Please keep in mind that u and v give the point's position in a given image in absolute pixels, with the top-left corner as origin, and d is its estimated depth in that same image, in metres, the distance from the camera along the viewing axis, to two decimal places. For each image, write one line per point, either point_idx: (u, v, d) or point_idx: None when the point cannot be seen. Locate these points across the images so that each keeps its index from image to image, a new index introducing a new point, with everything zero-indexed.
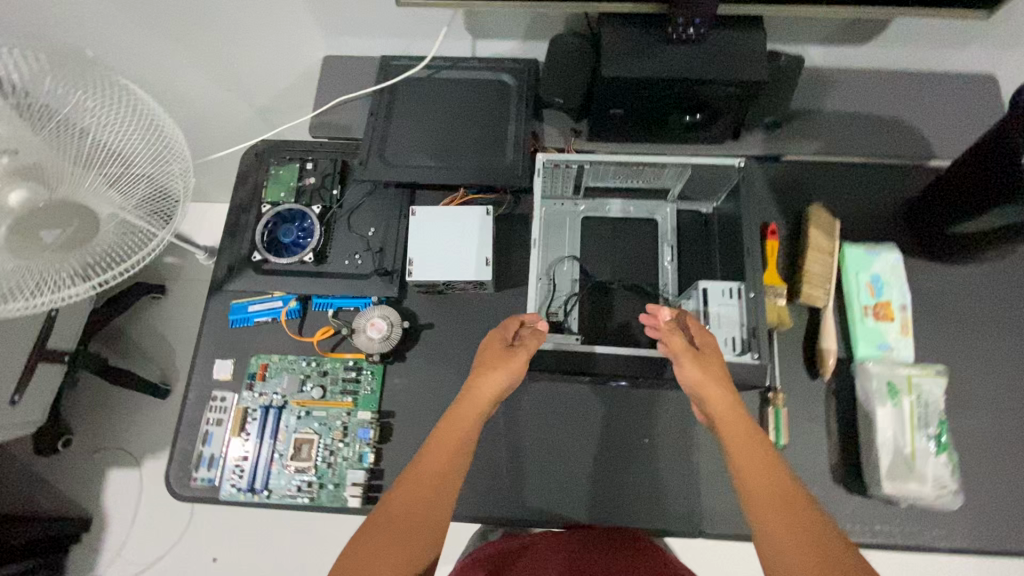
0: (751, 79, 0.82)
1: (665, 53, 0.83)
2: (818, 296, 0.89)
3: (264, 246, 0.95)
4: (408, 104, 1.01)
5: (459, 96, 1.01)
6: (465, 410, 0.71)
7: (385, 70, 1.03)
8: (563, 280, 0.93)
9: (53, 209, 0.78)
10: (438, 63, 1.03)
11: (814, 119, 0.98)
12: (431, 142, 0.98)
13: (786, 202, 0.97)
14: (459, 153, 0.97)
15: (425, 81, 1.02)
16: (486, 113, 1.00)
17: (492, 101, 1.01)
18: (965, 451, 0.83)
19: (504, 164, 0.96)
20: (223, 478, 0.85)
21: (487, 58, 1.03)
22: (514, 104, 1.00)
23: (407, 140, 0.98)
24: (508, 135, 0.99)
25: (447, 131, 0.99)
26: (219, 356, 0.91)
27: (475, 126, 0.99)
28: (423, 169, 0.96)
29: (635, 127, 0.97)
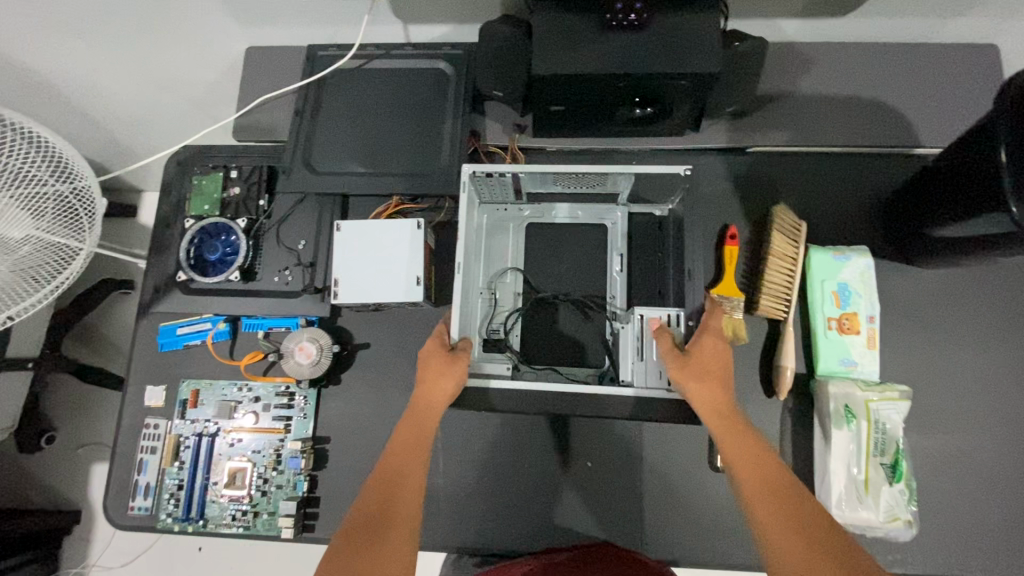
0: (703, 71, 0.72)
1: (604, 43, 0.73)
2: (778, 308, 0.82)
3: (189, 264, 0.90)
4: (336, 102, 0.92)
5: (391, 90, 0.92)
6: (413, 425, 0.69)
7: (310, 62, 0.93)
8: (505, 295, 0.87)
9: None
10: (368, 52, 0.93)
11: (787, 104, 0.87)
12: (360, 144, 0.90)
13: (749, 201, 0.89)
14: (390, 157, 0.89)
15: (353, 73, 0.93)
16: (420, 109, 0.91)
17: (427, 93, 0.92)
18: (926, 472, 0.78)
19: (439, 168, 0.88)
20: (159, 507, 0.84)
21: (420, 44, 0.92)
22: (450, 97, 0.91)
23: (334, 143, 0.90)
24: (444, 134, 0.90)
25: (378, 130, 0.90)
26: (150, 382, 0.89)
27: (409, 124, 0.91)
28: (352, 176, 0.88)
29: (581, 123, 0.87)
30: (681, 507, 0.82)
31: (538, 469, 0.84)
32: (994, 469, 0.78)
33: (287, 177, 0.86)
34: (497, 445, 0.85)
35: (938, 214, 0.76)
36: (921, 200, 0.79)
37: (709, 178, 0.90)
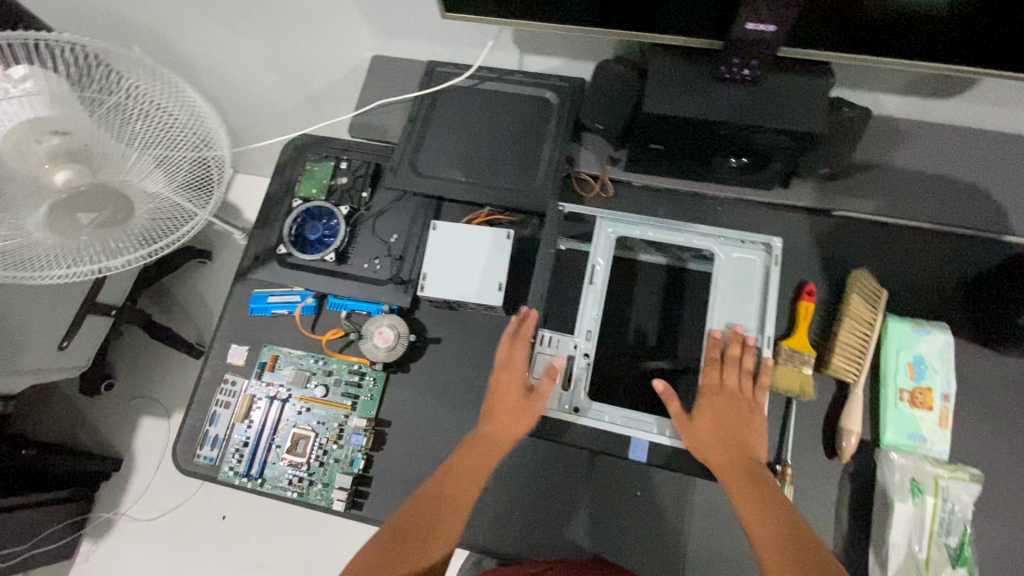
0: (805, 130, 0.76)
1: (716, 93, 0.78)
2: (850, 370, 0.82)
3: (290, 239, 0.97)
4: (446, 113, 0.99)
5: (498, 110, 0.99)
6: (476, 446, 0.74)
7: (428, 74, 1.02)
8: (584, 297, 0.76)
9: (94, 195, 0.78)
10: (481, 73, 1.01)
11: (877, 175, 0.90)
12: (464, 155, 0.96)
13: (829, 262, 0.90)
14: (489, 171, 0.95)
15: (467, 90, 1.00)
16: (523, 131, 0.97)
17: (532, 118, 0.98)
18: (988, 564, 0.75)
19: (534, 187, 0.93)
20: (223, 459, 0.89)
21: (530, 73, 1.00)
22: (553, 124, 0.97)
23: (441, 151, 0.97)
24: (542, 156, 0.95)
25: (483, 145, 0.97)
26: (235, 342, 0.95)
27: (511, 143, 0.97)
28: (452, 184, 0.94)
29: (674, 164, 0.92)
30: (725, 553, 0.81)
31: (585, 491, 0.85)
32: None
33: (395, 173, 0.93)
34: (549, 461, 0.87)
35: None
36: None
37: (792, 235, 0.92)
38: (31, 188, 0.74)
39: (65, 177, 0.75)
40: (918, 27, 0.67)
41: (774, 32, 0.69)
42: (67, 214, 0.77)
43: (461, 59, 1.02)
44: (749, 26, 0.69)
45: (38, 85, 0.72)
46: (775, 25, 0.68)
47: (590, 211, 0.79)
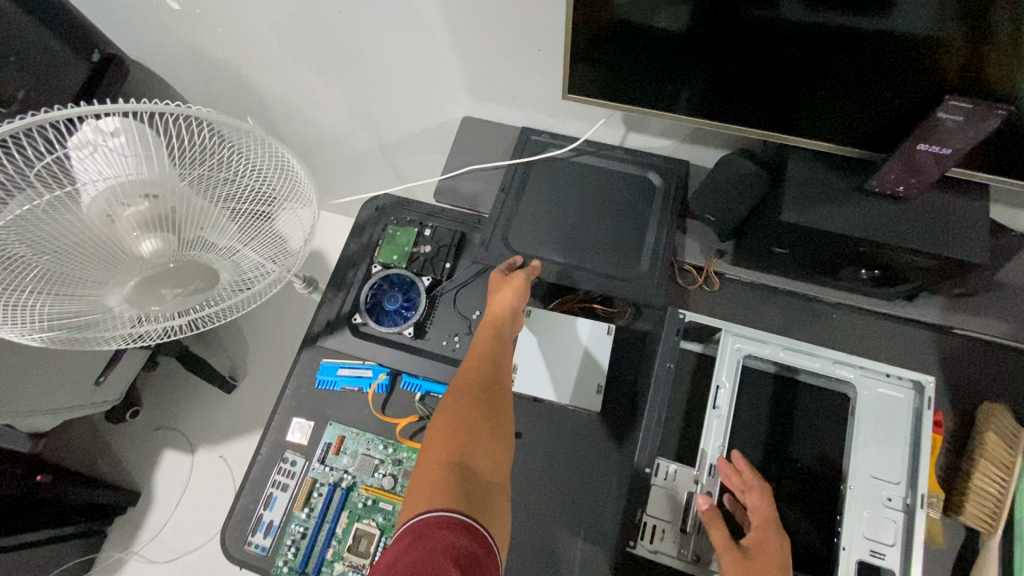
0: (962, 259, 0.68)
1: (861, 206, 0.72)
2: (988, 520, 0.74)
3: (367, 307, 0.91)
4: (542, 187, 0.93)
5: (597, 189, 0.92)
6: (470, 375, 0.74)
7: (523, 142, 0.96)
8: (708, 424, 0.71)
9: (177, 272, 0.72)
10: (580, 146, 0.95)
11: (1010, 298, 0.83)
12: (560, 234, 0.89)
13: (956, 388, 0.82)
14: (588, 253, 0.88)
15: (564, 164, 0.94)
16: (623, 214, 0.90)
17: (633, 201, 0.91)
18: None
19: (638, 276, 0.86)
20: (277, 550, 0.81)
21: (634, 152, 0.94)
22: (658, 210, 0.90)
23: (535, 228, 0.90)
24: (645, 242, 0.88)
25: (580, 225, 0.90)
26: (298, 415, 0.88)
27: (610, 225, 0.90)
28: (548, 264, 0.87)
29: (789, 268, 0.85)
30: None
31: None
32: None
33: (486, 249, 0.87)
34: None
35: None
36: None
37: (913, 352, 0.85)
38: (118, 254, 0.66)
39: (153, 246, 0.66)
40: None
41: (945, 155, 0.63)
42: (150, 288, 0.71)
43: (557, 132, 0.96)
44: (921, 147, 0.63)
45: (131, 144, 0.62)
46: (946, 148, 0.63)
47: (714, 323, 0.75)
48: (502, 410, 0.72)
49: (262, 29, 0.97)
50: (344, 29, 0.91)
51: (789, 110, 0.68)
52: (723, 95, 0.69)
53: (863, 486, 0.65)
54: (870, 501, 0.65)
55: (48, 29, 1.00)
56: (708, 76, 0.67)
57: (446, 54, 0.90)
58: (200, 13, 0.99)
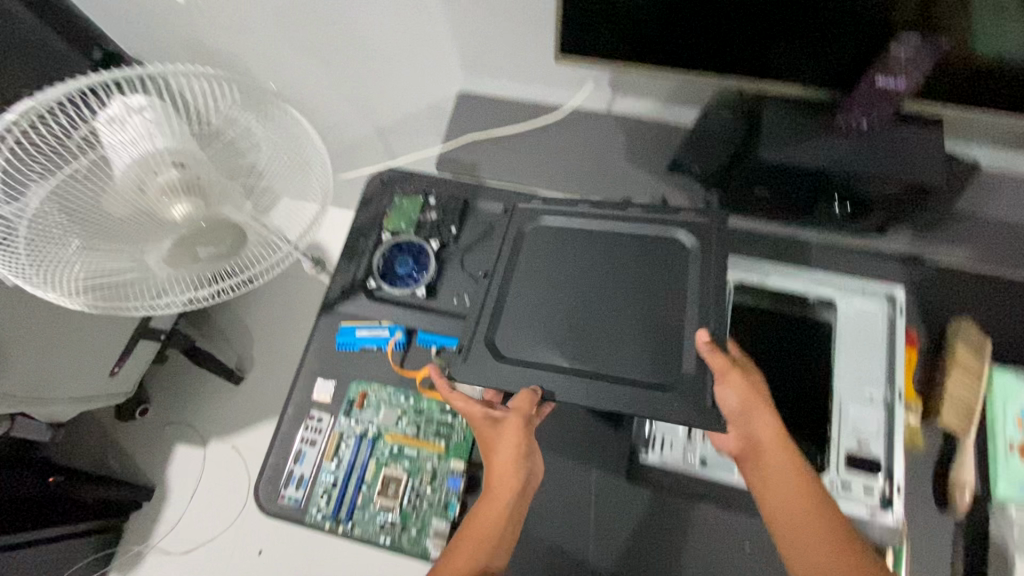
0: (926, 184, 0.76)
1: (830, 143, 0.80)
2: (959, 422, 0.82)
3: (380, 273, 0.96)
4: (552, 259, 0.84)
5: (608, 240, 0.84)
6: (483, 519, 0.72)
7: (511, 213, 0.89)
8: None
9: (207, 232, 0.74)
10: (565, 208, 0.88)
11: (970, 226, 0.91)
12: (571, 323, 0.79)
13: (926, 310, 0.90)
14: (615, 347, 0.77)
15: (558, 222, 0.87)
16: (653, 272, 0.81)
17: (662, 238, 0.82)
18: None
19: (662, 387, 0.73)
20: (310, 501, 0.85)
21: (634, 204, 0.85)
22: (696, 243, 0.81)
23: (545, 303, 0.81)
24: (687, 296, 0.78)
25: (601, 281, 0.81)
26: (321, 377, 0.92)
27: (636, 275, 0.81)
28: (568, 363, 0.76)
29: (772, 211, 0.93)
30: None
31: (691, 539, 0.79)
32: None
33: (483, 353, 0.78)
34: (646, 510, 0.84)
35: None
36: None
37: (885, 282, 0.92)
38: (149, 217, 0.70)
39: (183, 210, 0.70)
40: None
41: (899, 88, 0.71)
42: (184, 248, 0.74)
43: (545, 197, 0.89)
44: (878, 83, 0.72)
45: (157, 114, 0.69)
46: (898, 81, 0.71)
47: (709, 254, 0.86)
48: (508, 537, 0.73)
49: (264, 17, 1.03)
50: (346, 11, 0.97)
51: (768, 61, 0.76)
52: (704, 48, 0.76)
53: (848, 385, 0.78)
54: (856, 402, 0.78)
55: (45, 24, 1.05)
56: (688, 31, 0.74)
57: (442, 30, 0.96)
58: (203, 6, 1.04)
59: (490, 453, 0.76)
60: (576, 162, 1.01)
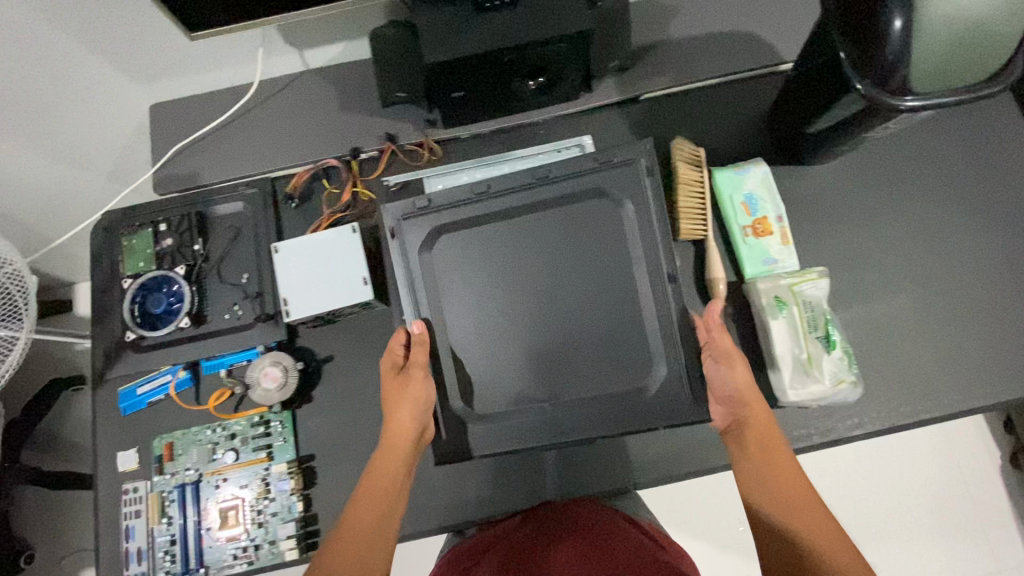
0: (574, 30, 0.79)
1: (484, 23, 0.79)
2: (697, 228, 0.90)
3: (136, 322, 0.90)
4: (471, 258, 0.78)
5: (535, 232, 0.78)
6: (387, 453, 0.74)
7: (396, 235, 0.80)
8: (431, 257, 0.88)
9: None
10: (473, 203, 0.79)
11: (659, 53, 0.97)
12: (535, 342, 0.76)
13: (651, 142, 0.96)
14: (598, 357, 0.76)
15: (463, 241, 0.79)
16: (591, 237, 0.77)
17: (591, 206, 0.78)
18: (856, 340, 0.86)
19: (655, 369, 0.75)
20: (156, 568, 0.82)
21: (535, 174, 0.78)
22: (631, 207, 0.77)
23: (499, 339, 0.77)
24: (637, 258, 0.77)
25: (551, 283, 0.77)
26: (121, 448, 0.88)
27: (570, 262, 0.77)
28: (546, 400, 0.76)
29: (485, 107, 0.94)
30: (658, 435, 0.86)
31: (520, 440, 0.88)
32: (913, 325, 0.86)
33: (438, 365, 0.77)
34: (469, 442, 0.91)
35: (813, 110, 0.84)
36: (795, 105, 0.87)
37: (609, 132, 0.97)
38: None
39: None
40: None
41: None
42: None
43: (435, 197, 0.79)
44: None
45: None
46: None
47: (412, 177, 0.90)
48: (388, 529, 0.70)
49: None
50: None
51: None
52: None
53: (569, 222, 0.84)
54: None
55: None
56: None
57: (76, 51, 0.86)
58: None
59: (396, 403, 0.75)
60: (295, 132, 0.97)
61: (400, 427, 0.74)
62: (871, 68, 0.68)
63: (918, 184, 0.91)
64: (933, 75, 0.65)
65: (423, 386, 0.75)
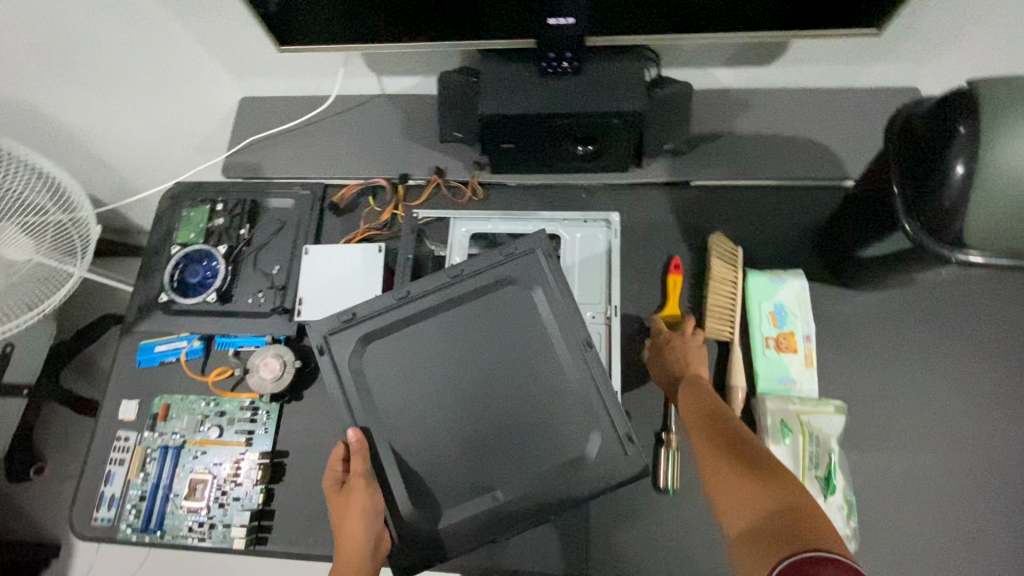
0: (629, 109, 0.81)
1: (544, 87, 0.83)
2: (722, 329, 0.86)
3: (172, 287, 0.97)
4: (398, 359, 0.76)
5: (464, 337, 0.76)
6: (341, 574, 0.68)
7: (324, 351, 0.77)
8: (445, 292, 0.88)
9: None
10: (382, 307, 0.77)
11: (719, 143, 0.96)
12: (464, 436, 0.73)
13: (691, 229, 0.94)
14: (534, 447, 0.72)
15: (393, 341, 0.77)
16: (508, 320, 0.76)
17: (504, 295, 0.77)
18: (866, 488, 0.78)
19: (593, 450, 0.71)
20: (121, 518, 0.87)
21: (449, 273, 0.77)
22: (541, 290, 0.76)
23: (430, 440, 0.73)
24: (558, 346, 0.75)
25: (483, 376, 0.74)
26: (126, 397, 0.94)
27: (506, 350, 0.75)
28: (500, 493, 0.71)
29: (534, 162, 0.96)
30: (626, 531, 0.81)
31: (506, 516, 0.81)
32: (937, 489, 0.78)
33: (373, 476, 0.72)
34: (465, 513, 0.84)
35: (867, 235, 0.80)
36: (849, 225, 0.83)
37: (652, 209, 0.96)
38: None
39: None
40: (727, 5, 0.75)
41: (573, 24, 0.76)
42: None
43: (358, 308, 0.77)
44: (552, 20, 0.76)
45: None
46: (569, 18, 0.75)
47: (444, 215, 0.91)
48: None
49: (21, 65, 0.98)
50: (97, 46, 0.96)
51: (472, 23, 0.80)
52: (401, 22, 0.81)
53: None
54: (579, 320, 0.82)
55: None
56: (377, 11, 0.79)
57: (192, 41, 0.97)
58: None
59: (342, 518, 0.70)
60: (357, 147, 1.03)
61: (347, 544, 0.69)
62: (928, 210, 0.64)
63: (972, 336, 0.83)
64: (992, 235, 0.61)
65: (365, 496, 0.70)
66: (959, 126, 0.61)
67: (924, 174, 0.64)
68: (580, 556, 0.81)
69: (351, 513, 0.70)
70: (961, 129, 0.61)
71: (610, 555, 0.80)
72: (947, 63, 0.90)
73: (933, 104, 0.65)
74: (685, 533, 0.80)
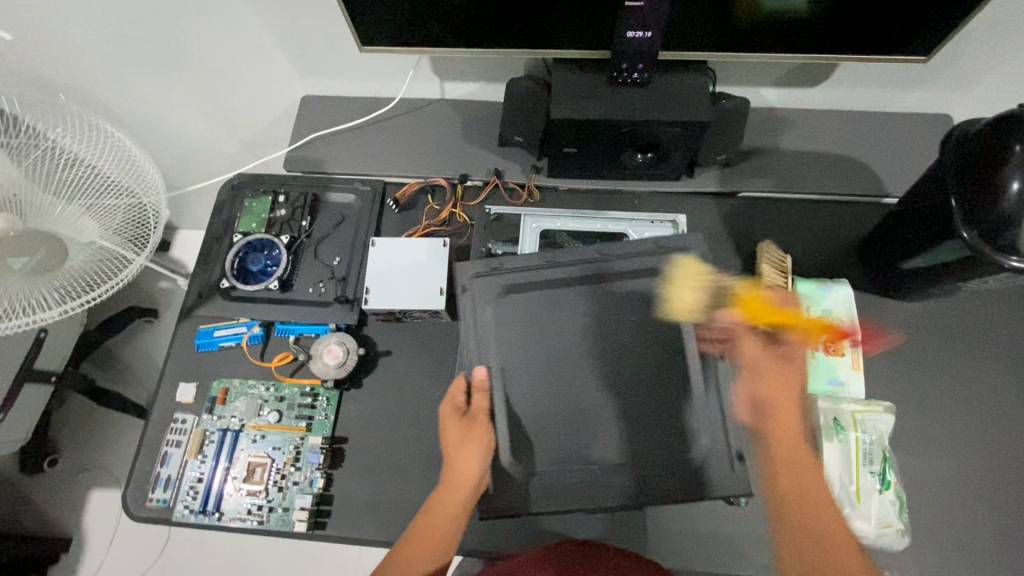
0: (694, 119, 0.86)
1: (612, 95, 0.88)
2: None
3: (233, 273, 0.99)
4: (528, 319, 0.82)
5: (582, 315, 0.81)
6: (448, 497, 0.74)
7: (465, 290, 0.84)
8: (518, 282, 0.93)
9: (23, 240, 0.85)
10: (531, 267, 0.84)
11: (767, 157, 1.01)
12: (571, 411, 0.78)
13: (740, 238, 0.99)
14: (641, 433, 0.77)
15: (525, 301, 0.82)
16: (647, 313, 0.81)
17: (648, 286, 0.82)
18: (914, 488, 0.82)
19: (700, 447, 0.76)
20: (178, 500, 0.87)
21: (602, 252, 0.84)
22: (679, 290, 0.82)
23: (542, 404, 0.79)
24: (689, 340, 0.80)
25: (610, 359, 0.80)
26: (184, 380, 0.95)
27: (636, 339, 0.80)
28: (588, 478, 0.76)
29: (592, 167, 1.00)
30: (682, 522, 0.83)
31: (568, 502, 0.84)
32: (981, 491, 0.81)
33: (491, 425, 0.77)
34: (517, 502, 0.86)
35: (912, 247, 0.85)
36: (892, 236, 0.89)
37: (702, 217, 1.01)
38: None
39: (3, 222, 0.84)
40: (791, 26, 0.79)
41: (649, 37, 0.79)
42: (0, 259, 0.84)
43: (506, 259, 0.84)
44: (629, 33, 0.79)
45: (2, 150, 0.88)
46: (646, 31, 0.79)
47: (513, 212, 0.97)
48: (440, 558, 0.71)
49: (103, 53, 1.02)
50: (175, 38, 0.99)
51: (550, 32, 0.83)
52: (483, 28, 0.83)
53: None
54: None
55: None
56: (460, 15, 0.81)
57: (266, 39, 1.00)
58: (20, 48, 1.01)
59: (458, 448, 0.76)
60: (418, 146, 1.07)
61: (458, 468, 0.75)
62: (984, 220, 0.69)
63: (1008, 345, 0.88)
64: None
65: (484, 434, 0.76)
66: (1016, 144, 0.66)
67: (978, 187, 0.70)
68: (637, 547, 0.83)
69: (472, 447, 0.76)
70: (1017, 146, 0.66)
71: (667, 547, 0.83)
72: (978, 93, 0.97)
73: (986, 124, 0.71)
74: (740, 528, 0.83)
